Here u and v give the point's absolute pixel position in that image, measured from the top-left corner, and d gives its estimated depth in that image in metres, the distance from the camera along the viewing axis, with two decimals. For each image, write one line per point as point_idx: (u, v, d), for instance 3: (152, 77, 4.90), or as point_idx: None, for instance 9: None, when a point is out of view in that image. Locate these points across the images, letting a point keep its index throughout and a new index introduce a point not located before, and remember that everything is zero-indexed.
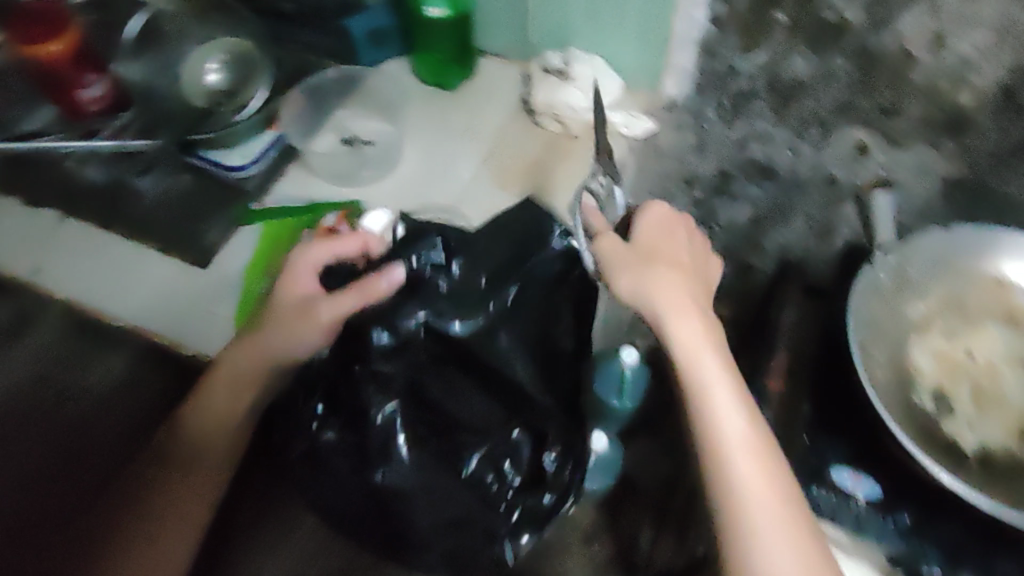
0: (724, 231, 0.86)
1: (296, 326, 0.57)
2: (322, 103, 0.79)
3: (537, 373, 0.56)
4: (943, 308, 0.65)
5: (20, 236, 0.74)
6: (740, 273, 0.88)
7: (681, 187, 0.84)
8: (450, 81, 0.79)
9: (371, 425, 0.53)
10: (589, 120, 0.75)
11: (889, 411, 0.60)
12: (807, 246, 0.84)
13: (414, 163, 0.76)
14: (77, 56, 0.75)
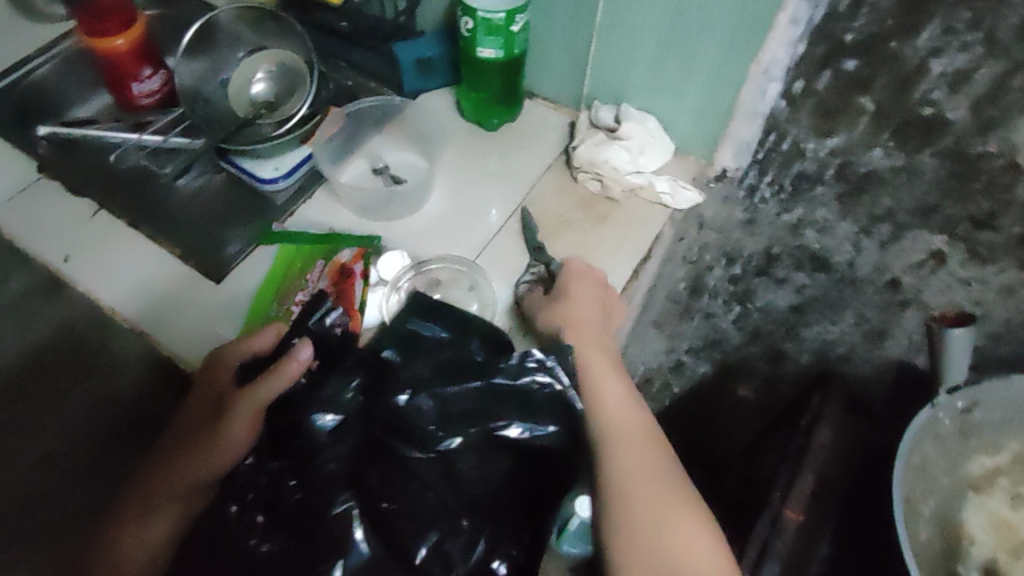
0: (760, 313, 0.80)
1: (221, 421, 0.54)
2: (359, 129, 0.75)
3: (497, 468, 0.49)
4: (1010, 470, 0.58)
5: (52, 221, 0.74)
6: (772, 359, 0.82)
7: (720, 260, 0.79)
8: (491, 121, 0.75)
9: (330, 520, 0.46)
10: (632, 184, 0.70)
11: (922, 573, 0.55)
12: (852, 344, 0.76)
13: (442, 206, 0.72)
14: (140, 50, 0.77)
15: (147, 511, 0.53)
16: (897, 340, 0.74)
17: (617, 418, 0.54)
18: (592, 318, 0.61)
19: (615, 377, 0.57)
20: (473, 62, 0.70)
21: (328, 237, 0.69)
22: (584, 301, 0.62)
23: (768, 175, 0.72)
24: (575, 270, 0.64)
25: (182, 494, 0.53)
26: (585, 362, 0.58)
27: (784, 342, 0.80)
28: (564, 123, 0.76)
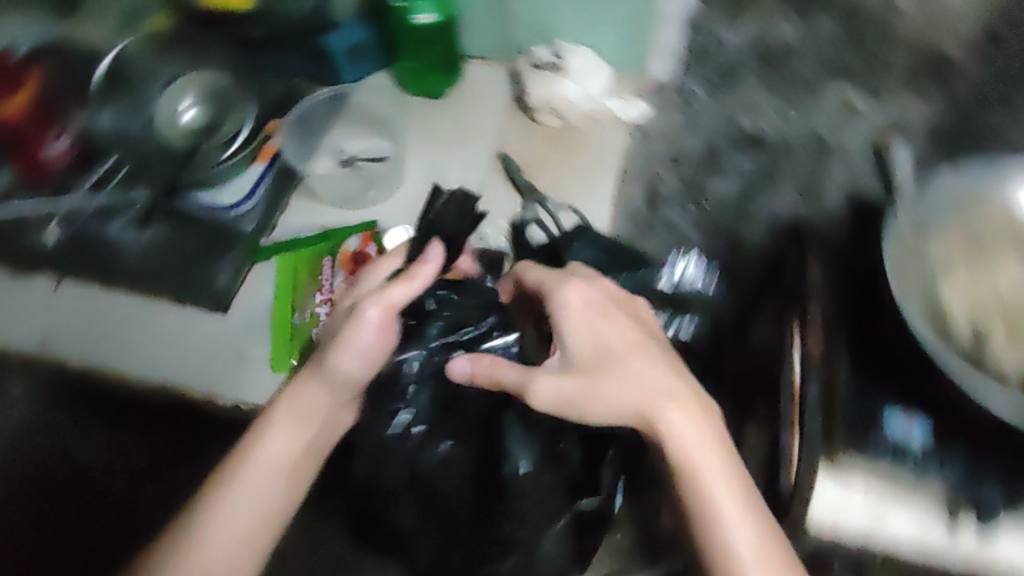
0: (714, 206, 0.82)
1: (341, 337, 0.51)
2: (310, 127, 0.75)
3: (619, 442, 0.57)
4: (969, 248, 0.66)
5: (17, 306, 0.67)
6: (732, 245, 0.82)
7: (668, 164, 0.82)
8: (438, 90, 0.78)
9: (503, 430, 0.54)
10: (587, 109, 0.75)
11: (935, 339, 0.61)
12: (798, 210, 0.82)
13: (421, 178, 0.73)
14: (37, 111, 0.70)
15: (295, 409, 0.53)
16: (831, 189, 0.82)
17: (697, 464, 0.47)
18: (618, 361, 0.49)
19: (712, 449, 0.48)
20: (407, 32, 0.73)
21: (326, 235, 0.66)
22: (607, 353, 0.49)
23: (694, 77, 0.83)
24: (595, 308, 0.51)
25: (308, 423, 0.53)
26: (631, 416, 0.48)
27: (742, 228, 0.82)
28: (502, 73, 0.79)
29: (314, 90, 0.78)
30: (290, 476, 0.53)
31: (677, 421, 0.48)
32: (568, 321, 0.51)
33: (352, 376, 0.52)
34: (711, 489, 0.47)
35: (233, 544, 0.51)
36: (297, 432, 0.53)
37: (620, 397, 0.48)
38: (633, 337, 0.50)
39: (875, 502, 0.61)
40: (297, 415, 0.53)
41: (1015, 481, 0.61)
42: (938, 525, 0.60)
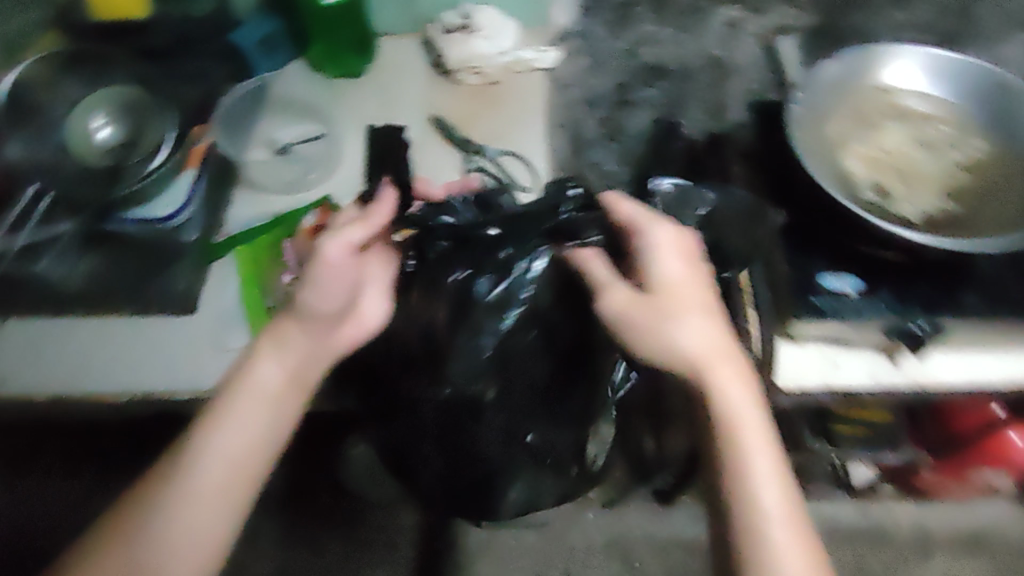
0: (629, 138, 0.81)
1: (307, 277, 0.53)
2: (237, 125, 0.75)
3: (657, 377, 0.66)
4: (854, 121, 0.75)
5: None
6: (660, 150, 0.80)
7: (583, 109, 0.82)
8: (358, 68, 0.79)
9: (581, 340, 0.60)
10: (503, 62, 0.79)
11: (846, 199, 0.68)
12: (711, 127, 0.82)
13: (359, 150, 0.74)
14: None
15: (279, 334, 0.54)
16: (732, 104, 0.83)
17: (739, 412, 0.53)
18: (685, 294, 0.55)
19: (746, 397, 0.54)
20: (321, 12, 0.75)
21: (277, 221, 0.68)
22: (686, 295, 0.55)
23: (592, 19, 0.87)
24: (681, 257, 0.56)
25: (289, 352, 0.53)
26: (688, 359, 0.54)
27: (661, 153, 0.79)
28: (417, 44, 0.82)
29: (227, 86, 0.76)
30: (280, 402, 0.53)
31: (728, 379, 0.54)
32: (660, 256, 0.55)
33: (317, 304, 0.53)
34: (748, 453, 0.53)
35: (230, 466, 0.52)
36: (280, 358, 0.53)
37: (689, 340, 0.54)
38: (704, 291, 0.56)
39: (823, 353, 0.70)
40: (279, 343, 0.54)
41: (934, 305, 0.69)
42: (884, 361, 0.70)
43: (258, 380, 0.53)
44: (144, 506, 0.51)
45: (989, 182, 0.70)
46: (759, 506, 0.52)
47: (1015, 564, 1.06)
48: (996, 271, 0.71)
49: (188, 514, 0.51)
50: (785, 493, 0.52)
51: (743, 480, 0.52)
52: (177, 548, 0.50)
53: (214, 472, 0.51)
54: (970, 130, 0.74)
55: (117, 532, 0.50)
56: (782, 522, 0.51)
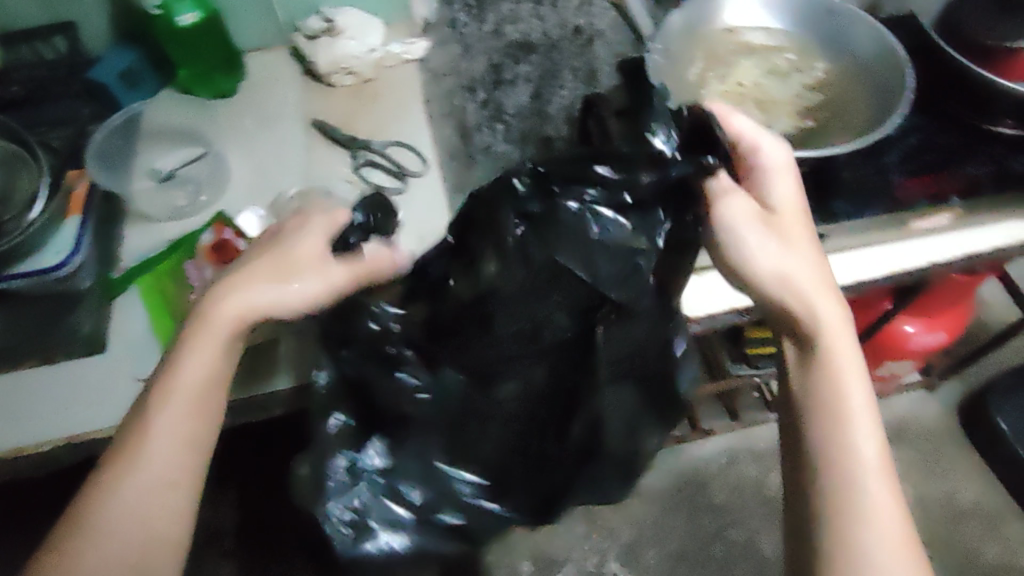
0: (516, 116, 0.84)
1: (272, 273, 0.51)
2: (115, 159, 0.74)
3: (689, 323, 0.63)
4: (709, 62, 0.80)
5: None
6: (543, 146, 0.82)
7: (466, 94, 0.85)
8: (229, 86, 0.79)
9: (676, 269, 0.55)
10: (373, 60, 0.81)
11: None
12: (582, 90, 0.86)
13: (247, 163, 0.74)
14: None
15: (211, 322, 0.50)
16: (605, 71, 0.87)
17: (844, 370, 0.48)
18: (796, 227, 0.52)
19: (855, 360, 0.49)
20: (177, 35, 0.73)
21: (175, 246, 0.67)
22: (796, 227, 0.52)
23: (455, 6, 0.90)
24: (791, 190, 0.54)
25: (224, 338, 0.50)
26: (800, 300, 0.50)
27: (545, 127, 0.83)
28: (287, 55, 0.84)
29: (99, 122, 0.75)
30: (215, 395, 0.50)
31: (836, 320, 0.49)
32: (773, 179, 0.54)
33: (260, 293, 0.51)
34: (850, 401, 0.47)
35: (182, 447, 0.48)
36: (211, 350, 0.50)
37: (799, 271, 0.50)
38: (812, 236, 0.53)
39: None
40: (215, 328, 0.50)
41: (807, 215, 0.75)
42: None
43: (193, 370, 0.49)
44: (96, 494, 0.46)
45: (832, 96, 0.78)
46: (854, 474, 0.45)
47: (936, 447, 1.17)
48: (858, 176, 0.77)
49: (144, 501, 0.46)
50: (883, 449, 0.46)
51: (841, 443, 0.46)
52: (137, 539, 0.45)
53: (168, 454, 0.47)
54: (810, 54, 0.81)
55: (70, 531, 0.45)
56: (876, 475, 0.45)
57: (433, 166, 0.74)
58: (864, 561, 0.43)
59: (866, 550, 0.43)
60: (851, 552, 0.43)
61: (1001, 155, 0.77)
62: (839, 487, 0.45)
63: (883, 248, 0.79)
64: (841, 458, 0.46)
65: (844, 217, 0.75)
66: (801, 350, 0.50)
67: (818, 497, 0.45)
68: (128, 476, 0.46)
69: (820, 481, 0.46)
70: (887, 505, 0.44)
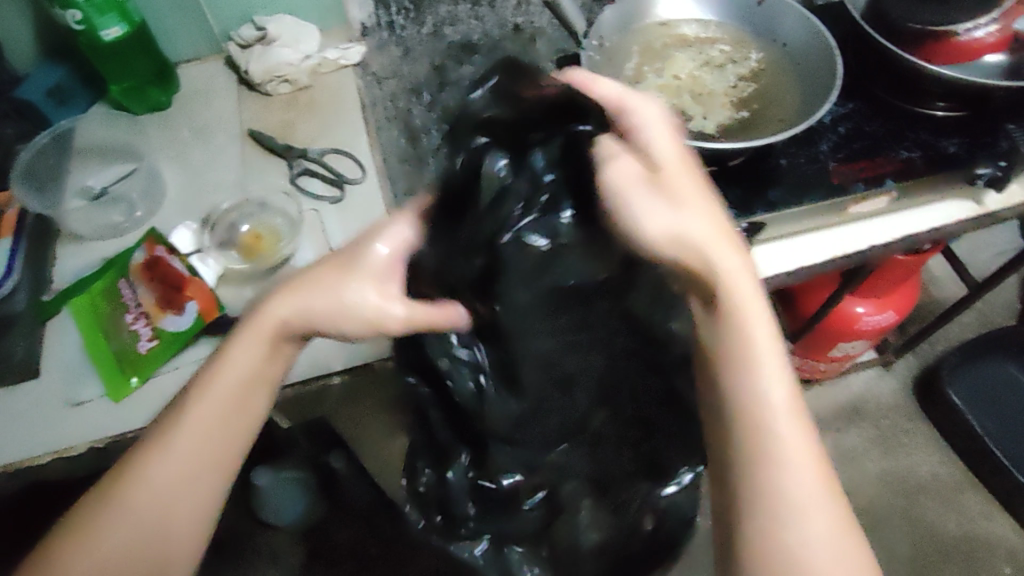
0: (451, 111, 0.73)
1: (311, 300, 0.48)
2: (47, 180, 0.73)
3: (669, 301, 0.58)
4: (644, 56, 0.81)
5: None
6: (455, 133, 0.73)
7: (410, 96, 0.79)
8: (162, 100, 0.78)
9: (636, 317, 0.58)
10: (308, 67, 0.80)
11: None
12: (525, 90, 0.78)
13: (182, 176, 0.74)
14: None
15: (251, 334, 0.48)
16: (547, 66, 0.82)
17: (749, 314, 0.47)
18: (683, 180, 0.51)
19: (755, 300, 0.48)
20: (103, 49, 0.71)
21: (111, 264, 0.67)
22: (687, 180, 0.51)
23: None
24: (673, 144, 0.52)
25: (265, 356, 0.48)
26: (690, 252, 0.49)
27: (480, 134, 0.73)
28: (222, 65, 0.83)
29: (25, 145, 0.73)
30: (248, 405, 0.48)
31: (734, 268, 0.48)
32: (649, 135, 0.52)
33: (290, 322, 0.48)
34: (755, 365, 0.46)
35: (207, 437, 0.46)
36: (251, 360, 0.47)
37: (688, 230, 0.49)
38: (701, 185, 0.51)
39: None
40: (257, 344, 0.48)
41: (749, 206, 0.75)
42: None
43: (229, 377, 0.47)
44: (121, 482, 0.46)
45: (767, 85, 0.78)
46: (762, 414, 0.45)
47: (893, 424, 1.20)
48: (794, 164, 0.78)
49: (173, 489, 0.45)
50: (794, 396, 0.46)
51: (751, 382, 0.46)
52: (157, 535, 0.45)
53: (205, 441, 0.46)
54: (743, 45, 0.82)
55: (96, 506, 0.45)
56: (784, 416, 0.45)
57: (373, 173, 0.73)
58: (773, 503, 0.43)
59: (780, 491, 0.43)
60: (762, 491, 0.43)
61: (929, 137, 0.79)
62: (747, 430, 0.45)
63: (822, 234, 0.81)
64: (750, 401, 0.45)
65: (788, 205, 0.75)
66: (705, 302, 0.49)
67: (738, 483, 0.44)
68: (152, 461, 0.45)
69: (732, 423, 0.46)
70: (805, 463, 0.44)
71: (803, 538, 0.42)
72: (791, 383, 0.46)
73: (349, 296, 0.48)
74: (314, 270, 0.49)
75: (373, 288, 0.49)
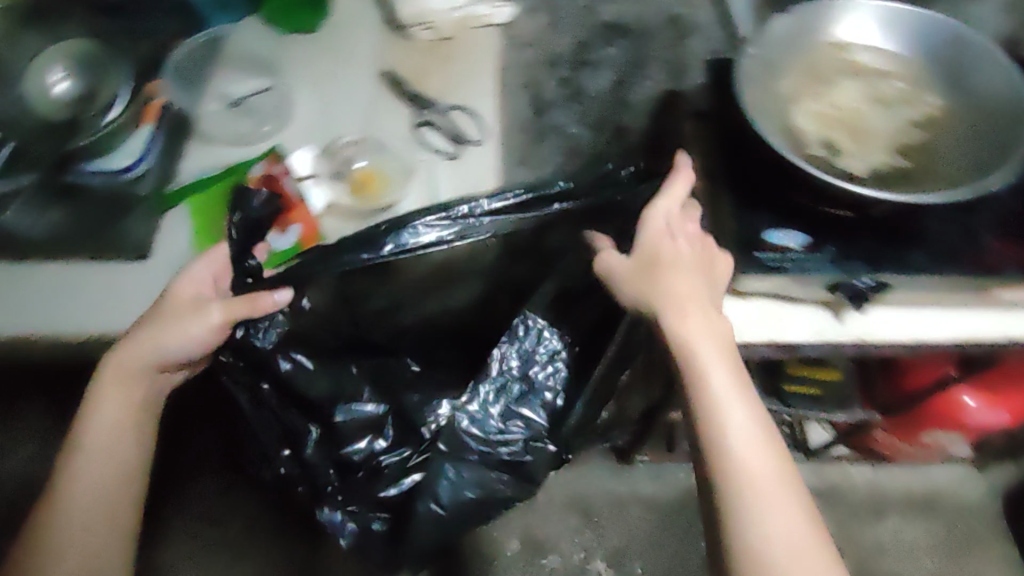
0: (595, 103, 0.86)
1: (166, 326, 0.58)
2: (192, 81, 0.76)
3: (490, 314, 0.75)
4: (807, 79, 0.74)
5: None
6: (617, 134, 0.85)
7: (547, 71, 0.87)
8: (313, 23, 0.80)
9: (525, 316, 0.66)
10: (455, 18, 0.79)
11: (789, 150, 0.68)
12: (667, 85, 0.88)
13: (310, 102, 0.74)
14: None
15: (105, 388, 0.58)
16: (695, 67, 0.89)
17: (706, 359, 0.56)
18: (675, 259, 0.59)
19: (719, 343, 0.56)
20: None
21: (228, 171, 0.69)
22: (679, 267, 0.58)
23: None
24: (692, 268, 0.59)
25: (128, 394, 0.59)
26: (659, 305, 0.57)
27: (622, 115, 0.86)
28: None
29: (180, 50, 0.78)
30: (118, 441, 0.58)
31: (696, 328, 0.56)
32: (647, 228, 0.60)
33: (136, 369, 0.58)
34: (726, 434, 0.54)
35: (105, 482, 0.58)
36: (113, 416, 0.58)
37: (659, 292, 0.58)
38: (695, 251, 0.59)
39: (767, 307, 0.73)
40: (117, 385, 0.58)
41: (876, 261, 0.68)
42: (828, 317, 0.73)
43: (94, 434, 0.58)
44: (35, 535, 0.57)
45: (938, 136, 0.70)
46: (721, 430, 0.54)
47: (967, 529, 1.09)
48: (945, 230, 0.70)
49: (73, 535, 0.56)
50: (751, 418, 0.54)
51: (710, 412, 0.54)
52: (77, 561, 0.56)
53: (90, 483, 0.57)
54: (923, 83, 0.74)
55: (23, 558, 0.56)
56: (748, 435, 0.54)
57: (494, 139, 0.71)
58: (739, 505, 0.52)
59: (751, 505, 0.52)
60: (732, 496, 0.52)
61: None
62: (717, 447, 0.54)
63: (951, 312, 0.73)
64: (711, 425, 0.54)
65: (931, 272, 0.68)
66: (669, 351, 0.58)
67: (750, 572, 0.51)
68: (55, 521, 0.56)
69: (706, 443, 0.54)
70: (798, 518, 0.52)
71: (755, 522, 0.52)
72: (755, 411, 0.55)
73: (175, 326, 0.57)
74: (151, 314, 0.59)
75: (195, 311, 0.58)
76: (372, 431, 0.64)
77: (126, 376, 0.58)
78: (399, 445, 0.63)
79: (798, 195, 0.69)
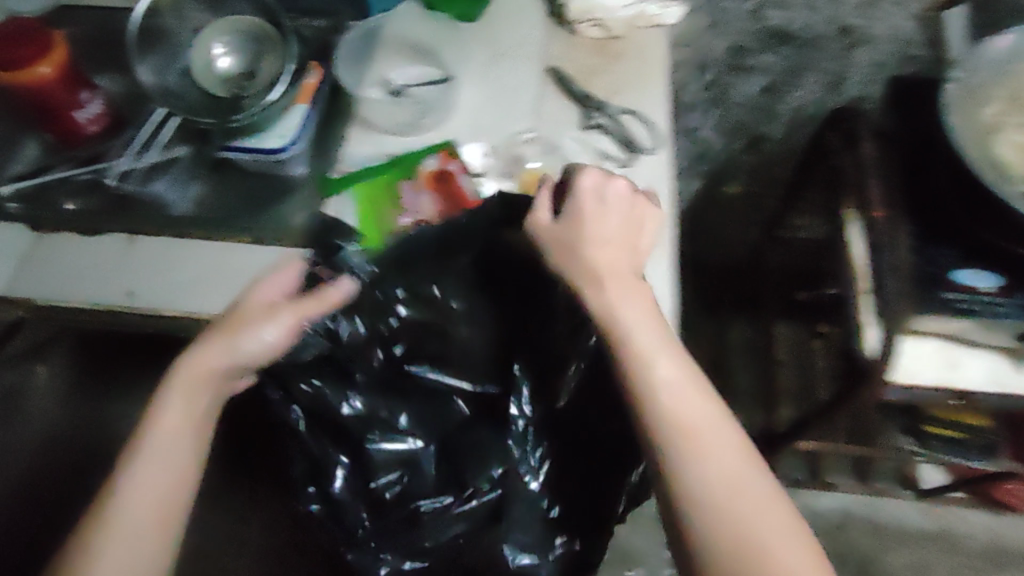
0: (739, 107, 0.96)
1: (245, 326, 0.56)
2: (353, 65, 0.74)
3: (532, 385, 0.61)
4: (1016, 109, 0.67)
5: (96, 262, 0.67)
6: (754, 143, 1.00)
7: (695, 75, 0.94)
8: (471, 12, 0.76)
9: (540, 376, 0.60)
10: (626, 17, 0.74)
11: (1001, 185, 0.62)
12: (819, 98, 0.93)
13: (476, 95, 0.72)
14: (68, 77, 0.69)
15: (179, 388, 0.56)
16: (854, 81, 0.90)
17: (627, 321, 0.53)
18: (603, 225, 0.56)
19: (638, 309, 0.53)
20: None
21: (394, 162, 0.67)
22: (601, 228, 0.56)
23: None
24: (620, 232, 0.57)
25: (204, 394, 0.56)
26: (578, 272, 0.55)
27: (764, 124, 0.97)
28: None
29: (342, 35, 0.75)
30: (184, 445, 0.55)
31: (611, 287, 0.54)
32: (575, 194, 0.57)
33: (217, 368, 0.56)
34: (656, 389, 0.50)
35: (160, 488, 0.53)
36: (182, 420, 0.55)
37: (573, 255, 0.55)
38: (627, 219, 0.57)
39: (944, 350, 0.69)
40: (194, 385, 0.56)
41: None
42: (1004, 364, 0.68)
43: (160, 437, 0.54)
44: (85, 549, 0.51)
45: None
46: (651, 384, 0.50)
47: None
48: None
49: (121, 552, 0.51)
50: (681, 371, 0.51)
51: (638, 371, 0.51)
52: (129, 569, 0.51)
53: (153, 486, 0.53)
54: None
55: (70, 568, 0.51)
56: (677, 387, 0.51)
57: (668, 147, 0.68)
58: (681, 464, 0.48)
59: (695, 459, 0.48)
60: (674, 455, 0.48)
61: None
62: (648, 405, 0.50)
63: None
64: (641, 381, 0.51)
65: None
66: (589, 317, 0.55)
67: (694, 530, 0.47)
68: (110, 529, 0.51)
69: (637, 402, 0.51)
70: (741, 463, 0.49)
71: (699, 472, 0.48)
72: (684, 366, 0.52)
73: (247, 329, 0.56)
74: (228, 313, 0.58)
75: (265, 315, 0.57)
76: (407, 466, 0.61)
77: (202, 376, 0.56)
78: (444, 491, 0.60)
79: (996, 236, 0.63)
